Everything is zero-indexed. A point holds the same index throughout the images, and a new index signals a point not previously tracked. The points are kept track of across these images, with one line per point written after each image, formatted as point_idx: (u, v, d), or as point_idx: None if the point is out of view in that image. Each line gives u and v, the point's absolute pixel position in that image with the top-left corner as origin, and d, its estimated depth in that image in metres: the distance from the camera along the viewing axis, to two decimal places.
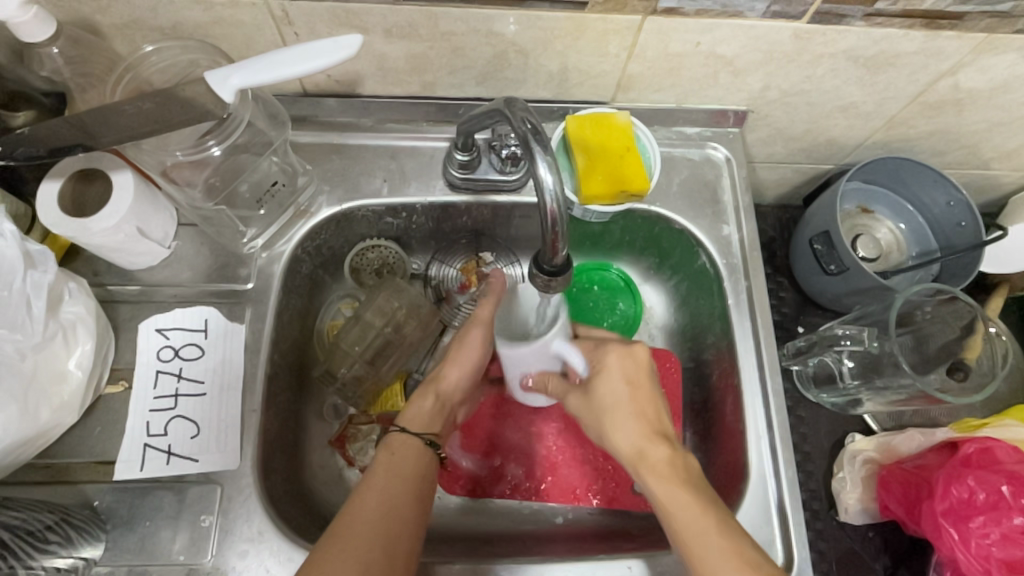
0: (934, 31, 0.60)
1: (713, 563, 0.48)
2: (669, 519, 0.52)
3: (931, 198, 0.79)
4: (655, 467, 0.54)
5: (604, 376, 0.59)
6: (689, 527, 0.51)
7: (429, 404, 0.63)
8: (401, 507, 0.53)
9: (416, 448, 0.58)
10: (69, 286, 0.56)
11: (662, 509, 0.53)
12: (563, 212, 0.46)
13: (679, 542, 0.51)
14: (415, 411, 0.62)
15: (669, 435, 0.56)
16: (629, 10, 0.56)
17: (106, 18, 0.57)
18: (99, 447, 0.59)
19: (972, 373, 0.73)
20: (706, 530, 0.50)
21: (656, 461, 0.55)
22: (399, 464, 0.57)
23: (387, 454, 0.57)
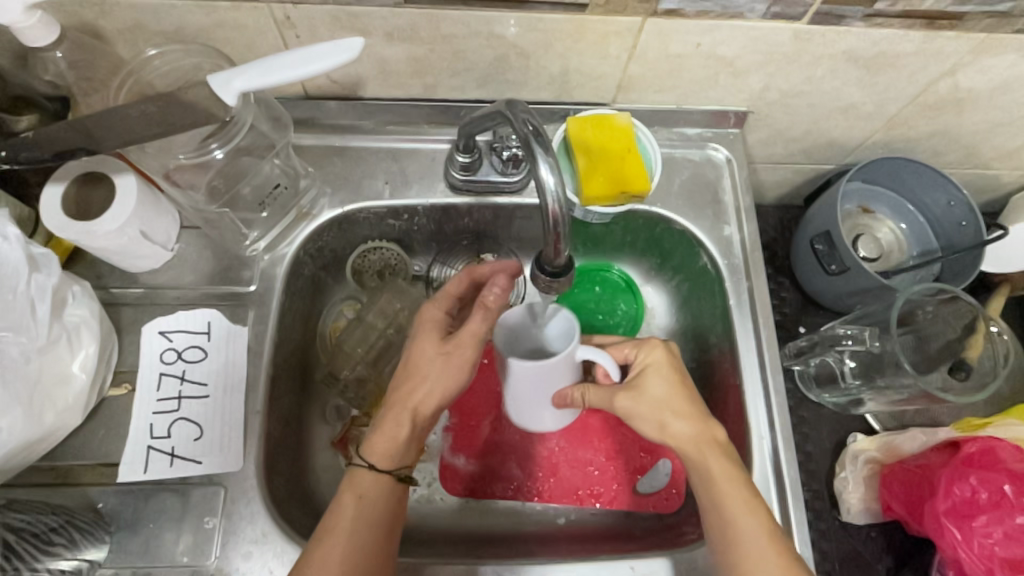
0: (934, 32, 0.60)
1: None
2: (725, 527, 0.52)
3: (932, 198, 0.80)
4: (721, 473, 0.53)
5: (653, 378, 0.57)
6: (747, 537, 0.51)
7: (396, 434, 0.56)
8: (367, 557, 0.51)
9: (386, 486, 0.55)
10: (73, 289, 0.56)
11: (718, 514, 0.52)
12: (566, 210, 0.46)
13: (735, 550, 0.51)
14: (387, 438, 0.55)
15: (726, 442, 0.55)
16: (629, 12, 0.57)
17: (109, 22, 0.57)
18: (103, 450, 0.59)
19: (974, 372, 0.73)
20: (767, 543, 0.50)
21: (718, 466, 0.53)
22: (369, 507, 0.54)
23: (356, 500, 0.53)
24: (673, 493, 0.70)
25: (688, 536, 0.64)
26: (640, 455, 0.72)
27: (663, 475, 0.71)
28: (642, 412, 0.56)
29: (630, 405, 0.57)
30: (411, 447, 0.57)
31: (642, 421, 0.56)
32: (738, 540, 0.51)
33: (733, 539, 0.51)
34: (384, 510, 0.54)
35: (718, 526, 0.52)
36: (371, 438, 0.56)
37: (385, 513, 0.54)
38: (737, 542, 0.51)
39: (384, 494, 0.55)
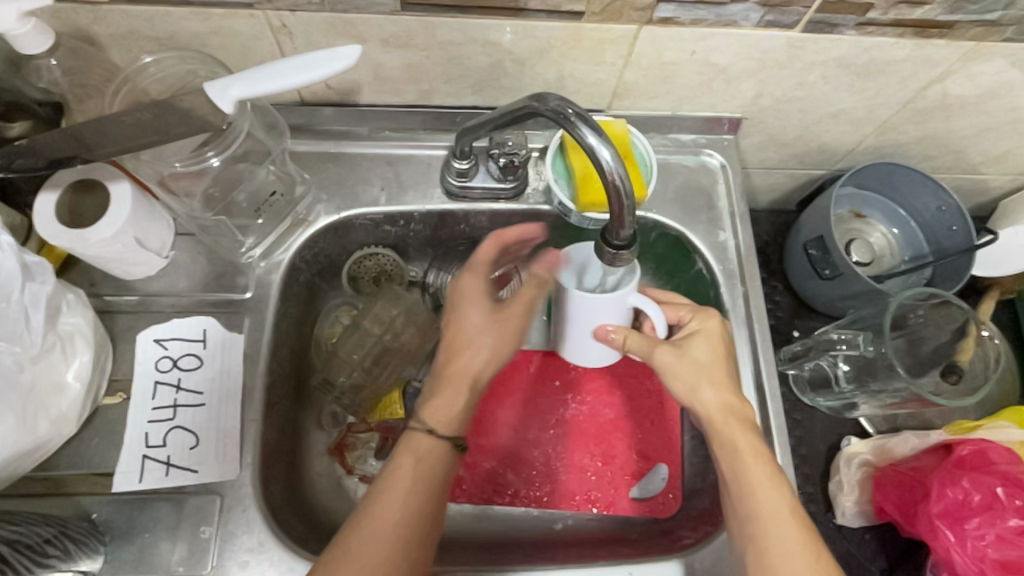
0: (924, 40, 0.61)
1: (792, 548, 0.49)
2: (748, 495, 0.52)
3: (923, 203, 0.81)
4: (748, 445, 0.54)
5: (700, 342, 0.58)
6: (769, 509, 0.51)
7: (462, 398, 0.59)
8: (421, 514, 0.52)
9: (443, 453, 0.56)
10: (67, 298, 0.56)
11: (742, 481, 0.53)
12: (628, 180, 0.46)
13: (754, 518, 0.51)
14: (446, 406, 0.58)
15: (751, 417, 0.57)
16: (624, 19, 0.57)
17: (103, 29, 0.56)
18: (96, 459, 0.59)
19: (965, 375, 0.74)
20: (786, 512, 0.51)
21: (742, 436, 0.55)
22: (425, 471, 0.54)
23: (414, 461, 0.55)
24: (669, 498, 0.70)
25: (684, 541, 0.64)
26: (636, 461, 0.73)
27: (660, 480, 0.71)
28: (682, 370, 0.57)
29: (671, 363, 0.58)
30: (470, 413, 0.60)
31: (683, 382, 0.57)
32: (759, 511, 0.51)
33: (750, 502, 0.52)
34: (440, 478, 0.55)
35: (739, 492, 0.53)
36: (431, 403, 0.58)
37: (437, 480, 0.55)
38: (761, 509, 0.51)
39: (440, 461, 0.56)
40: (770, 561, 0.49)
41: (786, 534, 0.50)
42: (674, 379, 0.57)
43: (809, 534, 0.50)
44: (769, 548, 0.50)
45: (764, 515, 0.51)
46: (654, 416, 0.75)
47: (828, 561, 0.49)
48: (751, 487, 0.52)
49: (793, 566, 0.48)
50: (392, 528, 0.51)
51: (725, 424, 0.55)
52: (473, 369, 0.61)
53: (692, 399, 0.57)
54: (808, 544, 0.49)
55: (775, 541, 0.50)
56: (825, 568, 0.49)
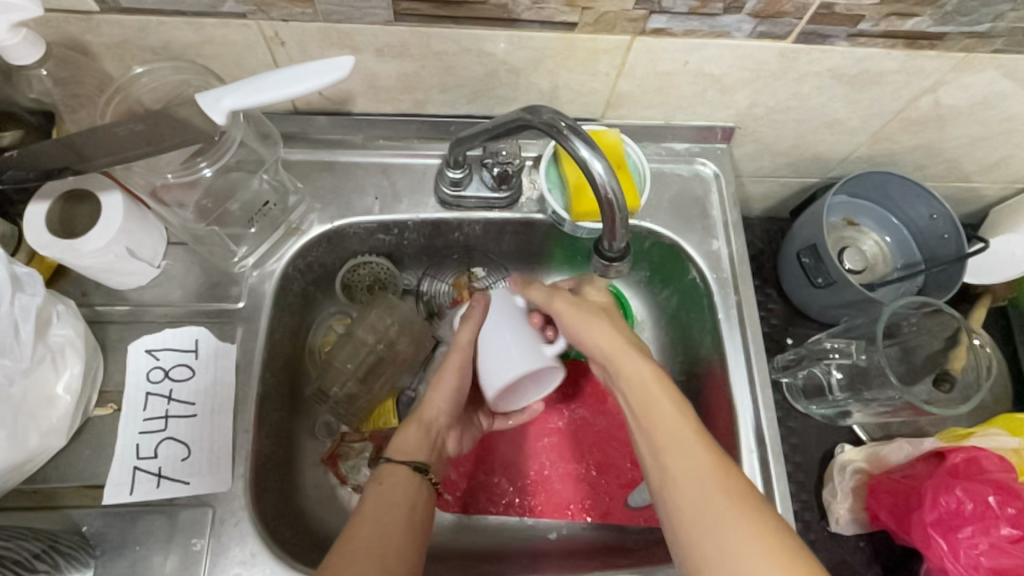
0: (915, 51, 0.61)
1: (695, 459, 0.51)
2: (651, 419, 0.54)
3: (916, 212, 0.81)
4: (647, 376, 0.56)
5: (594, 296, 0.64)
6: (671, 425, 0.53)
7: (415, 434, 0.61)
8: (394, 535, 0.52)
9: (406, 477, 0.58)
10: (57, 309, 0.55)
11: (643, 407, 0.55)
12: (620, 193, 0.47)
13: (658, 439, 0.53)
14: (402, 441, 0.60)
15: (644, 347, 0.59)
16: (618, 30, 0.57)
17: (95, 38, 0.56)
18: (87, 471, 0.58)
19: (958, 384, 0.74)
20: (688, 432, 0.52)
21: (640, 364, 0.57)
22: (390, 495, 0.55)
23: (376, 488, 0.56)
24: None
25: (678, 552, 0.64)
26: (631, 470, 0.73)
27: None
28: (584, 313, 0.61)
29: (570, 307, 0.61)
30: (430, 447, 0.62)
31: (580, 326, 0.60)
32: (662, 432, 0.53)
33: (654, 431, 0.54)
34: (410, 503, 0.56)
35: (646, 424, 0.55)
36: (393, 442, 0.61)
37: (405, 503, 0.55)
38: (663, 427, 0.53)
39: (409, 487, 0.57)
40: (680, 481, 0.51)
41: (691, 451, 0.51)
42: (572, 321, 0.60)
43: (713, 449, 0.52)
44: (678, 465, 0.51)
45: (667, 437, 0.53)
46: None
47: (736, 473, 0.50)
48: (654, 417, 0.54)
49: (699, 483, 0.50)
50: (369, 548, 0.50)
51: (624, 357, 0.57)
52: (422, 412, 0.63)
53: (590, 339, 0.59)
54: (715, 458, 0.51)
55: (681, 461, 0.51)
56: (731, 479, 0.50)
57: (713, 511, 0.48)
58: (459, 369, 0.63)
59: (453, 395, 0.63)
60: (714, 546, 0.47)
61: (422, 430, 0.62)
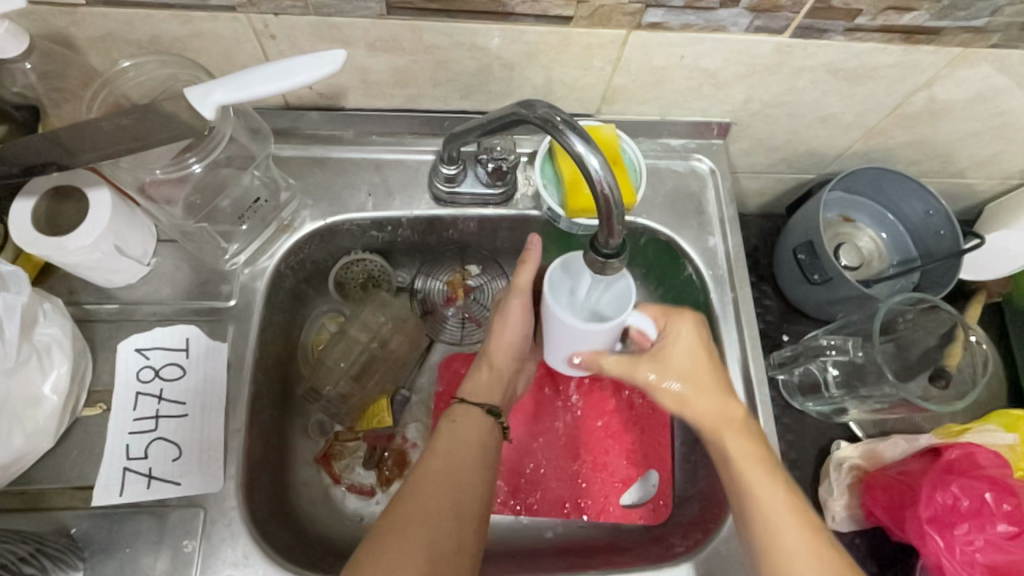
0: (911, 46, 0.61)
1: (795, 541, 0.50)
2: (749, 498, 0.53)
3: (911, 208, 0.81)
4: (746, 455, 0.54)
5: (678, 345, 0.58)
6: (770, 507, 0.52)
7: (486, 375, 0.63)
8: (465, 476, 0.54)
9: (481, 421, 0.59)
10: (44, 307, 0.55)
11: (738, 485, 0.54)
12: (617, 189, 0.44)
13: (755, 521, 0.52)
14: (476, 382, 0.62)
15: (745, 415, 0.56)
16: (613, 24, 0.57)
17: (81, 31, 0.55)
18: (75, 473, 0.57)
19: (953, 380, 0.74)
20: (791, 520, 0.51)
21: (735, 439, 0.55)
22: (463, 432, 0.58)
23: (450, 423, 0.58)
24: (661, 505, 0.70)
25: (674, 549, 0.64)
26: (626, 468, 0.72)
27: (651, 486, 0.71)
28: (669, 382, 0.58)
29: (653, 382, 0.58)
30: (502, 388, 0.63)
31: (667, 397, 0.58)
32: (763, 513, 0.52)
33: (752, 509, 0.52)
34: (486, 442, 0.58)
35: (739, 499, 0.54)
36: (469, 383, 0.63)
37: (476, 441, 0.57)
38: (761, 505, 0.52)
39: (480, 424, 0.59)
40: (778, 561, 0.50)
41: (794, 539, 0.50)
42: (665, 389, 0.58)
43: (818, 540, 0.50)
44: (777, 544, 0.50)
45: (767, 522, 0.51)
46: (643, 423, 0.74)
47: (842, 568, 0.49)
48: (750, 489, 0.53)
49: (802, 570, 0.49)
50: (440, 476, 0.53)
51: (719, 430, 0.56)
52: (492, 356, 0.64)
53: (684, 406, 0.58)
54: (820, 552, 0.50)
55: (781, 543, 0.50)
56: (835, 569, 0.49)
57: None
58: (524, 311, 0.63)
59: (520, 337, 0.63)
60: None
61: (494, 376, 0.63)
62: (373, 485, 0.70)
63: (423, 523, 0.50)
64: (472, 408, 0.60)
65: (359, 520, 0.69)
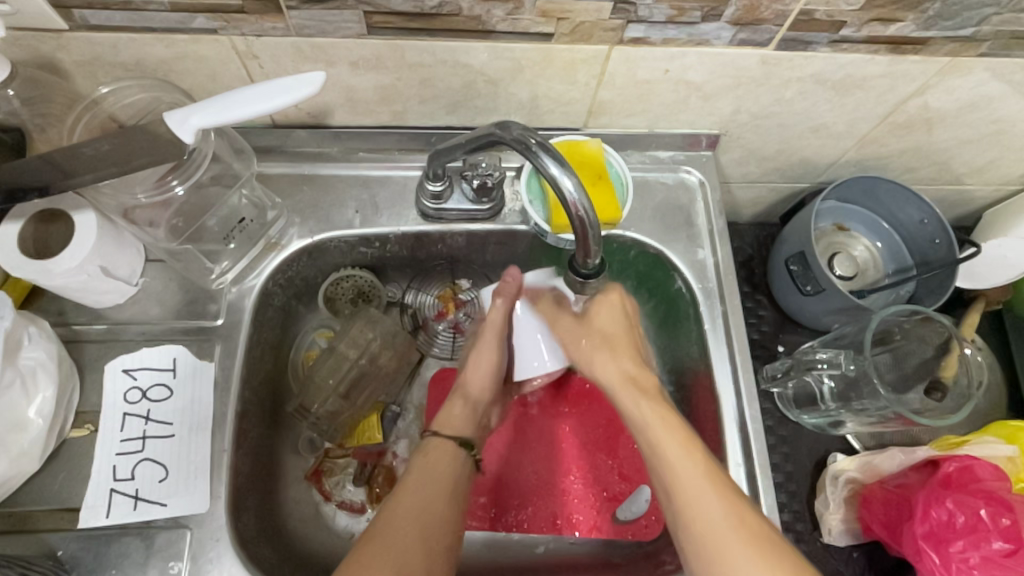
0: (899, 56, 0.60)
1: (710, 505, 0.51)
2: (664, 468, 0.54)
3: (906, 215, 0.80)
4: (666, 439, 0.54)
5: (602, 309, 0.60)
6: (684, 477, 0.52)
7: (461, 407, 0.64)
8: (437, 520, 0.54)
9: (451, 452, 0.60)
10: (29, 331, 0.55)
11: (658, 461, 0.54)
12: (593, 211, 0.45)
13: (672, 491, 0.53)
14: (447, 414, 0.63)
15: (658, 389, 0.58)
16: (595, 40, 0.57)
17: (67, 55, 0.56)
18: (62, 494, 0.57)
19: (950, 392, 0.73)
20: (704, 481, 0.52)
21: (657, 410, 0.56)
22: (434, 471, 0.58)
23: (423, 458, 0.59)
24: (652, 521, 0.68)
25: (666, 567, 0.64)
26: (619, 483, 0.72)
27: (643, 501, 0.68)
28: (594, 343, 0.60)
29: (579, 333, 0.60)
30: (476, 422, 0.65)
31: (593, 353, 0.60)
32: (678, 485, 0.53)
33: (673, 482, 0.53)
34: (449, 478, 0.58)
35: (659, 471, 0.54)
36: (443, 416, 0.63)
37: (448, 477, 0.58)
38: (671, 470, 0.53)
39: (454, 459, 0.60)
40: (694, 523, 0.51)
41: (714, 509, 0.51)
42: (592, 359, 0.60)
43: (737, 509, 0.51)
44: (696, 510, 0.51)
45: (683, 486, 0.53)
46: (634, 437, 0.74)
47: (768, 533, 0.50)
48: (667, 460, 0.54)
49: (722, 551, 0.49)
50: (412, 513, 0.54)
51: (631, 398, 0.57)
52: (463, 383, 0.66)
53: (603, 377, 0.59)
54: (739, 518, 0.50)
55: (696, 509, 0.51)
56: (753, 531, 0.50)
57: (728, 550, 0.49)
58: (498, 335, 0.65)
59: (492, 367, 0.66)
60: (715, 564, 0.50)
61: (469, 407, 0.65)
62: (364, 502, 0.70)
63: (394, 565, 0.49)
64: (447, 442, 0.61)
65: (350, 537, 0.69)
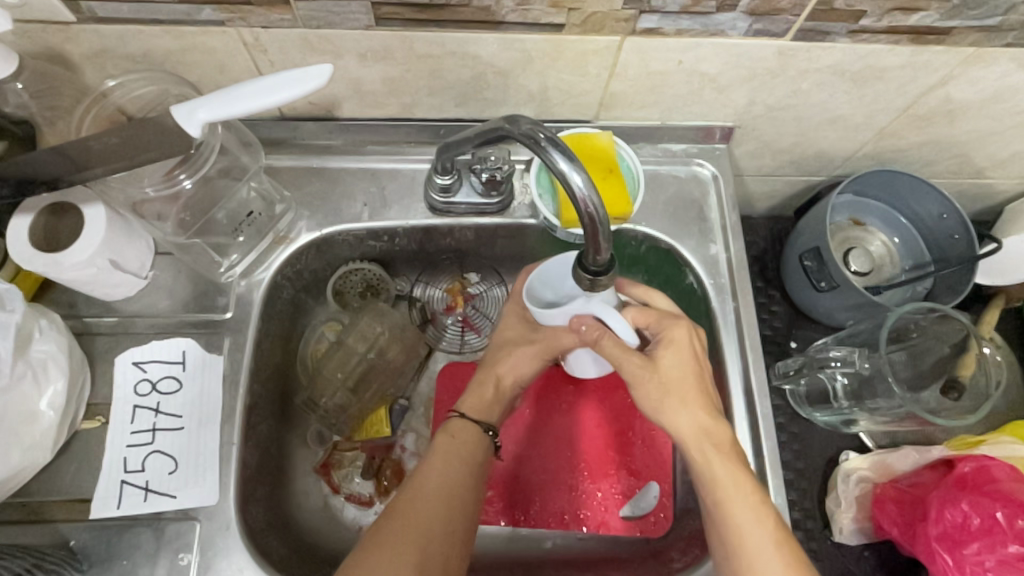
0: (921, 46, 0.58)
1: None
2: (730, 528, 0.53)
3: (925, 210, 0.78)
4: (744, 512, 0.52)
5: (671, 356, 0.56)
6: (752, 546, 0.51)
7: (490, 391, 0.61)
8: (461, 500, 0.55)
9: (476, 436, 0.59)
10: (40, 324, 0.56)
11: (725, 523, 0.53)
12: (603, 207, 0.43)
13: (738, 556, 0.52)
14: (476, 397, 0.61)
15: (738, 455, 0.55)
16: (607, 31, 0.56)
17: (75, 48, 0.56)
18: (74, 485, 0.58)
19: (967, 391, 0.72)
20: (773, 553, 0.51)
21: (723, 462, 0.54)
22: (460, 450, 0.57)
23: (450, 439, 0.58)
24: (660, 518, 0.69)
25: (673, 565, 0.64)
26: (627, 479, 0.71)
27: (652, 498, 0.69)
28: (656, 386, 0.56)
29: (642, 378, 0.56)
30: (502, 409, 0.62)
31: (656, 399, 0.56)
32: (743, 547, 0.52)
33: (742, 552, 0.52)
34: (477, 460, 0.58)
35: (723, 530, 0.53)
36: (468, 397, 0.61)
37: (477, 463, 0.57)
38: (737, 533, 0.52)
39: (479, 442, 0.59)
40: None
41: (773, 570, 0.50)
42: (651, 401, 0.56)
43: None
44: None
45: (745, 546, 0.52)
46: (640, 432, 0.73)
47: None
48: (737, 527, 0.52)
49: None
50: (435, 492, 0.54)
51: (700, 446, 0.55)
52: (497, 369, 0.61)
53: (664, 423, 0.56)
54: None
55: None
56: None
57: None
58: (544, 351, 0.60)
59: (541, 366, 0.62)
60: None
61: (498, 394, 0.62)
62: (372, 495, 0.70)
63: (415, 536, 0.51)
64: (471, 424, 0.59)
65: (358, 530, 0.69)
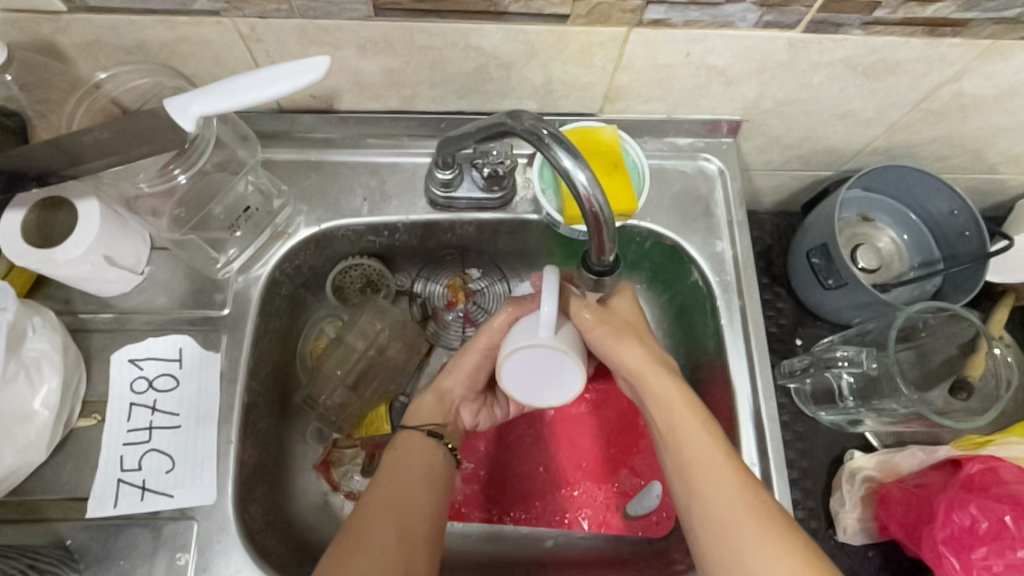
0: (937, 38, 0.57)
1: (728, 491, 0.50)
2: (679, 445, 0.53)
3: (936, 206, 0.76)
4: (689, 424, 0.54)
5: (621, 302, 0.59)
6: (703, 460, 0.52)
7: (432, 400, 0.63)
8: (411, 507, 0.54)
9: (419, 443, 0.59)
10: (33, 322, 0.55)
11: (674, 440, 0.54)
12: (608, 205, 0.43)
13: (690, 472, 0.52)
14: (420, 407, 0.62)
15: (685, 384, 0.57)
16: (613, 22, 0.54)
17: (67, 38, 0.54)
18: (69, 484, 0.57)
19: (976, 392, 0.71)
20: (719, 457, 0.52)
21: (666, 385, 0.56)
22: (404, 460, 0.58)
23: (393, 452, 0.59)
24: (664, 517, 0.67)
25: (675, 567, 0.63)
26: (629, 479, 0.71)
27: (654, 497, 0.68)
28: (610, 329, 0.57)
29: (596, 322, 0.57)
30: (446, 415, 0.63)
31: (604, 339, 0.57)
32: (693, 461, 0.52)
33: (690, 466, 0.52)
34: (422, 466, 0.58)
35: (675, 452, 0.54)
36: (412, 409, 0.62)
37: (422, 468, 0.57)
38: (685, 447, 0.53)
39: (424, 450, 0.59)
40: (711, 508, 0.50)
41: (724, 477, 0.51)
42: (596, 339, 0.57)
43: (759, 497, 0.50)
44: (709, 493, 0.51)
45: (694, 456, 0.52)
46: (644, 432, 0.72)
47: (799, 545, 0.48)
48: (705, 489, 0.51)
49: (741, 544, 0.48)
50: (384, 501, 0.54)
51: (648, 374, 0.56)
52: (441, 380, 0.63)
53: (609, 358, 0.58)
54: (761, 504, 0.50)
55: (715, 487, 0.51)
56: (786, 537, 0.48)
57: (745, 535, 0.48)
58: (486, 352, 0.62)
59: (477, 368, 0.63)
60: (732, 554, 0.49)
61: (440, 398, 0.63)
62: None
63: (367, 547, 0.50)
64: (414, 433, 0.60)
65: None
